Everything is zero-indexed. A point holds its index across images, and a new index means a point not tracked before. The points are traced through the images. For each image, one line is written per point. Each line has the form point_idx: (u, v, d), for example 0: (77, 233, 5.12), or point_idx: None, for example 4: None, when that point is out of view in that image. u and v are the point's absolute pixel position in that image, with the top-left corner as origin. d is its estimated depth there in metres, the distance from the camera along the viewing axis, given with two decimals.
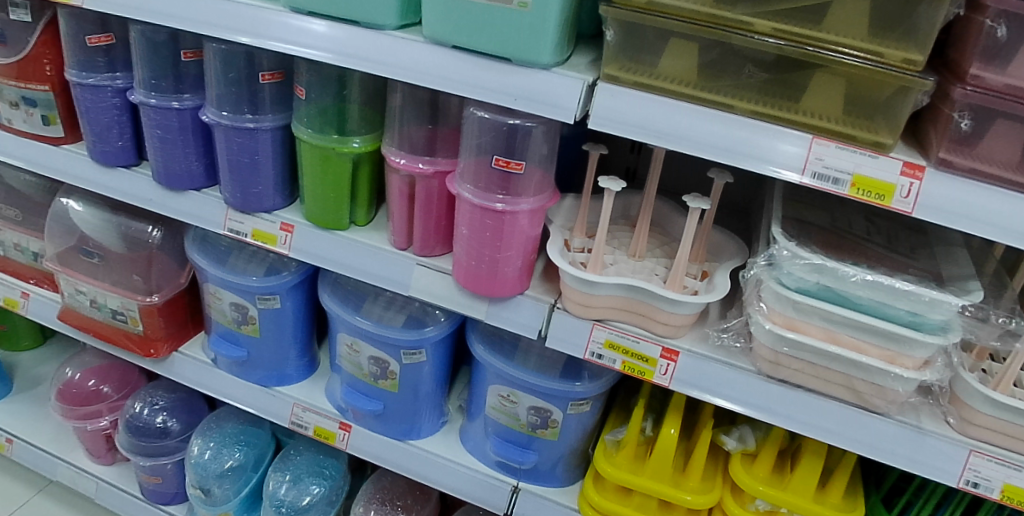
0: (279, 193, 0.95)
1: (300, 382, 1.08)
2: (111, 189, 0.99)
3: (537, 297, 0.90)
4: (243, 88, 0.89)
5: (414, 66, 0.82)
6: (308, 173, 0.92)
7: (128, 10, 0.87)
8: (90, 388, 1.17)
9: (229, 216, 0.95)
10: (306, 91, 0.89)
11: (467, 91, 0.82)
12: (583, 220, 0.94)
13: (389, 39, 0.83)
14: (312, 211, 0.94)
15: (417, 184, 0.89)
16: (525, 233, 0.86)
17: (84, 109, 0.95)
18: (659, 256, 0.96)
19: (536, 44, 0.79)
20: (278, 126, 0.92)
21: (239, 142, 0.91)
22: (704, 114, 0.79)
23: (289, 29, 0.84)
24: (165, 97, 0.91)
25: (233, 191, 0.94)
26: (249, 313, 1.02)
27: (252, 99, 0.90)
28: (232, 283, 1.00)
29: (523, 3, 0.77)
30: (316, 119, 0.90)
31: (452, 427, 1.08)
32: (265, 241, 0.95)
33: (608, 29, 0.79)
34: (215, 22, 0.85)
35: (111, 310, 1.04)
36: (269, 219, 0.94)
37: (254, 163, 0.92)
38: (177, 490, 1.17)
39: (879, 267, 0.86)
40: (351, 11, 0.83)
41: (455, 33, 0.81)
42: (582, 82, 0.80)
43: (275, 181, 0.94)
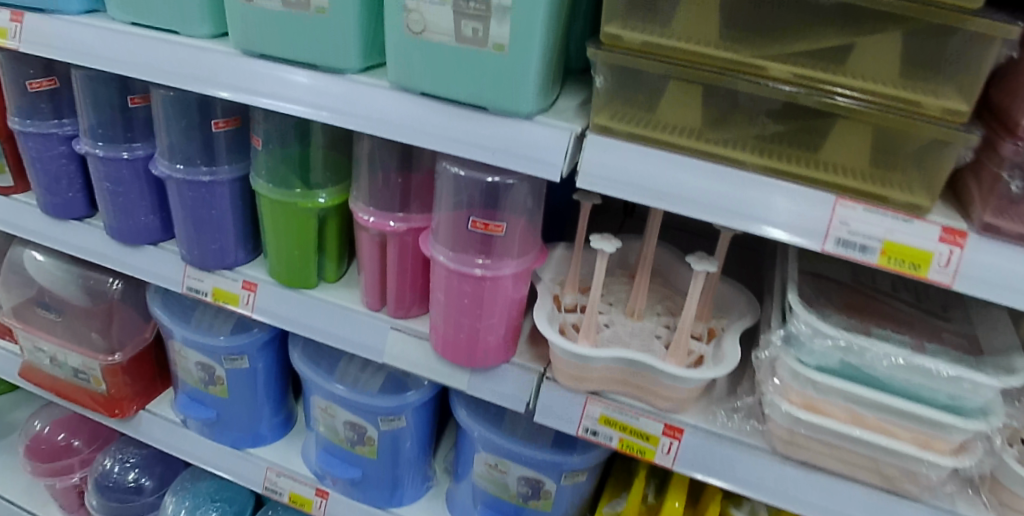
0: (242, 247, 0.87)
1: (275, 443, 1.01)
2: (63, 242, 0.92)
3: (524, 366, 0.82)
4: (197, 137, 0.81)
5: (378, 116, 0.74)
6: (271, 230, 0.84)
7: (69, 54, 0.80)
8: (60, 443, 1.16)
9: (187, 273, 0.87)
10: (263, 141, 0.81)
11: (438, 144, 0.73)
12: (574, 276, 0.85)
13: (350, 85, 0.74)
14: (276, 269, 0.85)
15: (388, 243, 0.81)
16: (508, 299, 0.78)
17: (31, 158, 0.89)
18: (660, 313, 0.87)
19: (513, 91, 0.70)
20: (236, 177, 0.84)
21: (195, 195, 0.83)
22: (709, 170, 0.69)
23: (239, 74, 0.77)
24: (115, 147, 0.84)
25: (190, 247, 0.86)
26: (216, 373, 0.94)
27: (206, 149, 0.82)
28: (198, 342, 0.92)
29: (499, 46, 0.68)
30: (279, 171, 0.82)
31: (439, 491, 1.00)
32: (228, 301, 0.87)
33: (596, 74, 0.69)
34: (163, 67, 0.77)
35: (72, 368, 0.97)
36: (231, 277, 0.86)
37: (213, 218, 0.84)
38: None
39: (908, 334, 0.76)
40: (308, 54, 0.74)
41: (423, 79, 0.72)
42: (568, 133, 0.70)
43: (238, 235, 0.86)
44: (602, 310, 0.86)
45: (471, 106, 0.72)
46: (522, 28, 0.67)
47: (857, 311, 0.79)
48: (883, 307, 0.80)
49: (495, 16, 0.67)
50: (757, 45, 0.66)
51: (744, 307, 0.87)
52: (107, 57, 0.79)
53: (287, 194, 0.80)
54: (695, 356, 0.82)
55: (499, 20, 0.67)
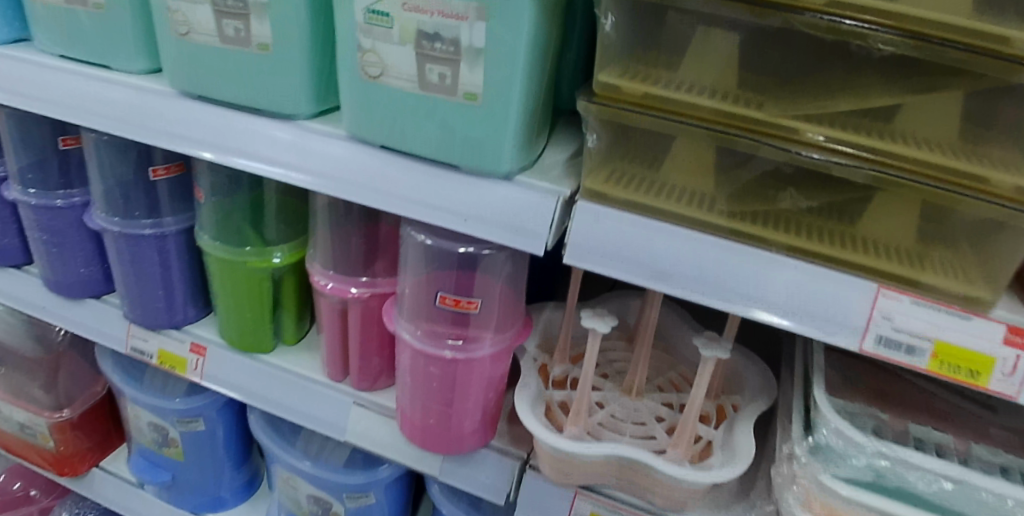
0: (191, 303, 0.78)
1: (237, 507, 0.92)
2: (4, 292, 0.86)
3: (503, 451, 0.72)
4: (135, 187, 0.72)
5: (332, 170, 0.63)
6: (221, 290, 0.74)
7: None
8: (17, 494, 1.17)
9: (131, 333, 0.78)
10: (206, 193, 0.71)
11: (400, 207, 0.62)
12: (564, 345, 0.74)
13: (301, 133, 0.64)
14: (227, 330, 0.76)
15: (350, 312, 0.71)
16: (484, 382, 0.67)
17: None
18: (660, 386, 0.77)
19: (488, 147, 0.59)
20: (182, 228, 0.74)
21: (134, 250, 0.73)
22: (722, 249, 0.57)
23: (175, 118, 0.67)
24: (47, 194, 0.76)
25: (132, 306, 0.76)
26: (169, 434, 0.85)
27: (145, 198, 0.72)
28: (148, 402, 0.83)
29: (471, 95, 0.57)
30: (226, 226, 0.72)
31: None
32: (174, 366, 0.77)
33: (589, 131, 0.58)
34: (93, 108, 0.68)
35: (18, 424, 0.89)
36: (178, 338, 0.77)
37: (156, 275, 0.74)
38: None
39: (949, 431, 0.65)
40: (252, 96, 0.64)
41: (381, 130, 0.61)
42: (554, 199, 0.59)
43: (187, 292, 0.77)
44: (595, 385, 0.76)
45: (439, 163, 0.61)
46: (496, 76, 0.56)
47: (886, 401, 0.68)
48: (917, 396, 0.69)
49: (464, 60, 0.56)
50: (782, 101, 0.54)
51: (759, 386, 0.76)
52: (35, 95, 0.70)
53: (236, 253, 0.70)
54: (702, 444, 0.71)
55: (471, 65, 0.56)
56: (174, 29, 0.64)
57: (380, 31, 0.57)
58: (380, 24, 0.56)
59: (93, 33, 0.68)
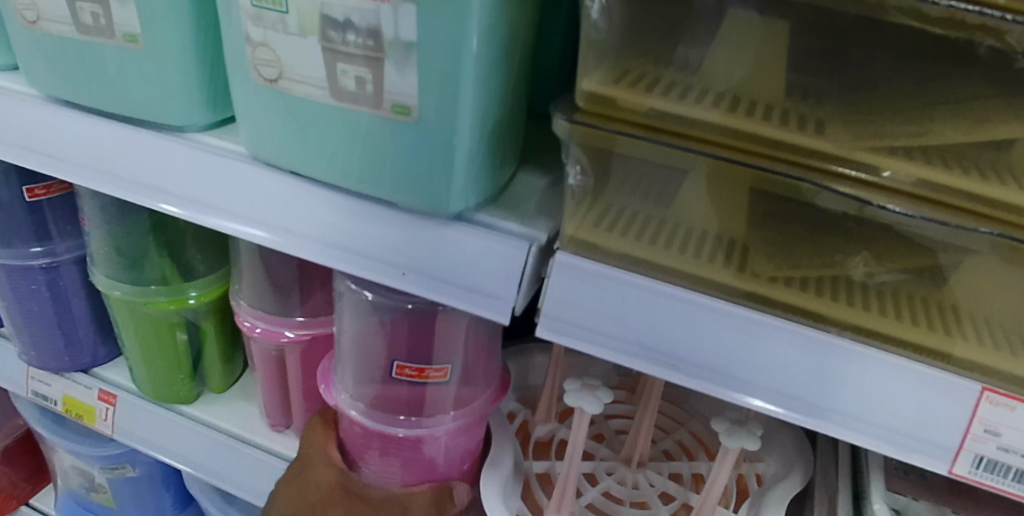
0: (99, 341, 0.67)
1: None
2: None
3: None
4: (18, 211, 0.59)
5: (233, 200, 0.48)
6: (129, 334, 0.62)
7: None
8: None
9: (33, 375, 0.68)
10: (98, 222, 0.57)
11: (323, 254, 0.47)
12: (550, 396, 0.60)
13: (193, 153, 0.48)
14: (140, 376, 0.64)
15: (287, 359, 0.60)
16: (454, 455, 0.57)
17: None
18: (668, 451, 0.62)
19: (430, 182, 0.42)
20: (77, 258, 0.62)
21: (27, 284, 0.61)
22: (754, 328, 0.41)
23: (41, 130, 0.52)
24: None
25: (27, 347, 0.65)
26: (95, 480, 0.74)
27: (32, 223, 0.59)
28: (68, 447, 0.71)
29: (401, 108, 0.40)
30: (126, 262, 0.59)
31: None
32: (81, 414, 0.66)
33: (569, 162, 0.42)
34: None
35: None
36: (84, 384, 0.66)
37: (51, 311, 0.63)
38: None
39: None
40: (126, 104, 0.48)
41: (295, 158, 0.45)
42: (522, 251, 0.43)
43: (91, 329, 0.66)
44: (587, 450, 0.61)
45: (369, 197, 0.45)
46: (436, 84, 0.39)
47: (962, 494, 0.52)
48: None
49: (389, 59, 0.39)
50: (855, 125, 0.37)
51: (792, 452, 0.60)
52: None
53: (145, 296, 0.58)
54: None
55: (400, 68, 0.39)
56: (21, 16, 0.49)
57: (271, 16, 0.41)
58: (270, 6, 0.40)
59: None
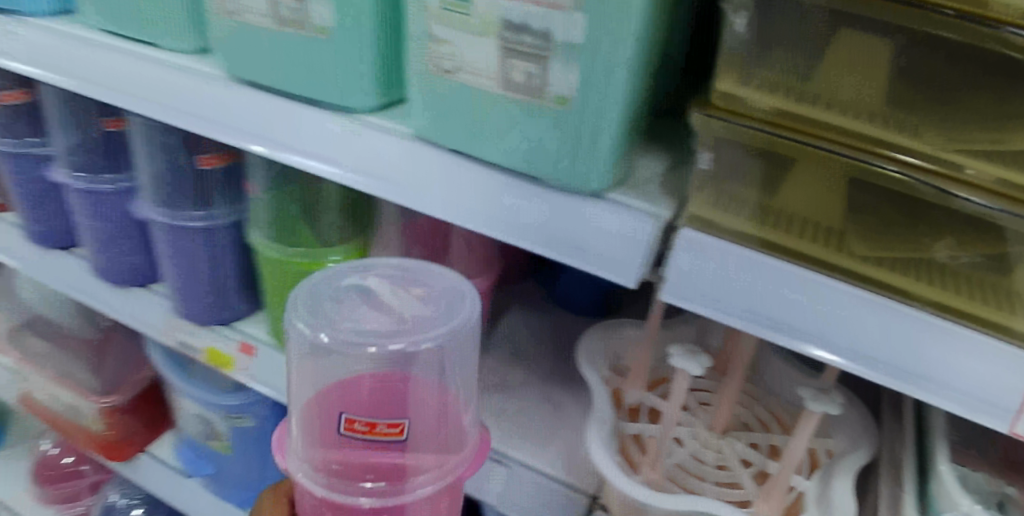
0: (242, 297, 0.75)
1: None
2: (55, 279, 0.91)
3: (568, 484, 0.61)
4: (190, 180, 0.68)
5: (391, 172, 0.55)
6: (274, 290, 0.70)
7: (60, 71, 0.65)
8: (67, 468, 1.28)
9: (180, 326, 0.76)
10: (261, 190, 0.66)
11: (467, 223, 0.54)
12: (644, 366, 0.65)
13: (363, 132, 0.56)
14: (275, 328, 0.72)
15: None
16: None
17: (14, 177, 0.89)
18: (745, 424, 0.68)
19: (575, 163, 0.50)
20: (234, 222, 0.70)
21: (191, 244, 0.70)
22: (849, 300, 0.48)
23: (225, 107, 0.59)
24: (89, 177, 0.78)
25: (181, 298, 0.75)
26: (215, 427, 0.82)
27: (200, 191, 0.68)
28: (193, 394, 0.81)
29: (562, 99, 0.48)
30: (279, 226, 0.67)
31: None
32: (220, 365, 0.74)
33: (700, 149, 0.50)
34: (139, 91, 0.62)
35: (65, 404, 1.01)
36: (227, 336, 0.74)
37: (205, 269, 0.72)
38: None
39: None
40: (310, 87, 0.56)
41: (456, 138, 0.53)
42: (651, 226, 0.50)
43: (236, 284, 0.74)
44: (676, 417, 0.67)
45: (518, 174, 0.53)
46: (596, 79, 0.47)
47: (1017, 473, 0.58)
48: None
49: (557, 58, 0.47)
50: (947, 129, 0.45)
51: (858, 430, 0.66)
52: (81, 73, 0.64)
53: (288, 256, 0.66)
54: (793, 496, 0.62)
55: (565, 64, 0.47)
56: (218, 8, 0.56)
57: (457, 18, 0.49)
58: (456, 9, 0.48)
59: (154, 14, 0.61)
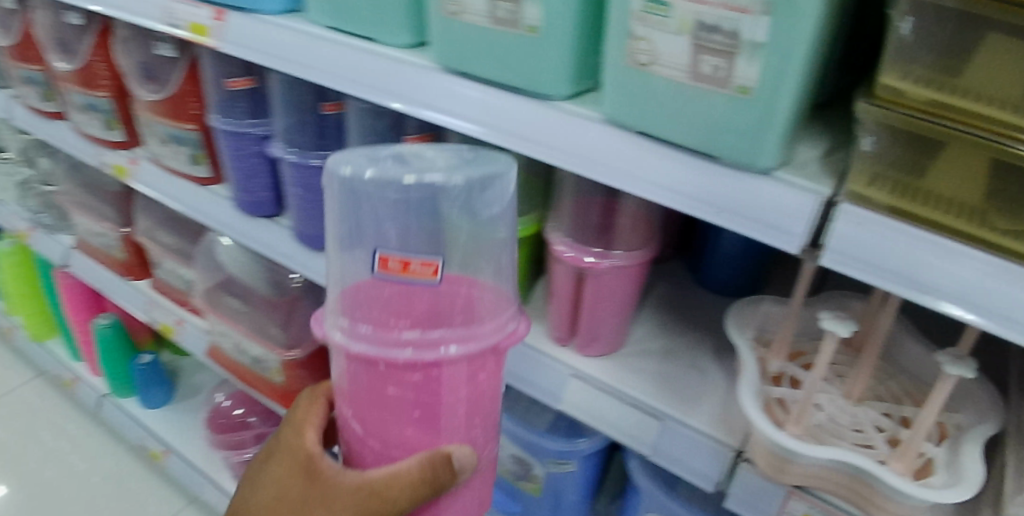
0: None
1: None
2: (249, 238, 0.93)
3: (718, 441, 0.69)
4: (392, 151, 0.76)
5: (576, 150, 0.63)
6: None
7: (269, 58, 0.71)
8: (236, 419, 1.38)
9: None
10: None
11: (649, 193, 0.63)
12: (788, 340, 0.71)
13: (558, 116, 0.63)
14: None
15: (586, 282, 0.70)
16: (459, 392, 0.57)
17: (229, 155, 0.89)
18: (879, 397, 0.74)
19: (749, 143, 0.58)
20: None
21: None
22: (999, 270, 0.53)
23: (433, 91, 0.66)
24: (305, 154, 0.81)
25: None
26: None
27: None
28: None
29: (744, 89, 0.56)
30: None
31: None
32: None
33: (863, 135, 0.57)
34: (350, 77, 0.68)
35: (252, 356, 1.10)
36: None
37: None
38: None
39: None
40: (514, 76, 0.63)
41: (644, 120, 0.61)
42: (815, 198, 0.57)
43: None
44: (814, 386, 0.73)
45: (692, 152, 0.61)
46: (778, 70, 0.54)
47: None
48: None
49: (742, 54, 0.54)
50: None
51: (987, 408, 0.72)
52: (292, 58, 0.70)
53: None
54: (924, 460, 0.67)
55: (749, 58, 0.54)
56: (442, 8, 0.63)
57: (656, 19, 0.56)
58: (659, 12, 0.56)
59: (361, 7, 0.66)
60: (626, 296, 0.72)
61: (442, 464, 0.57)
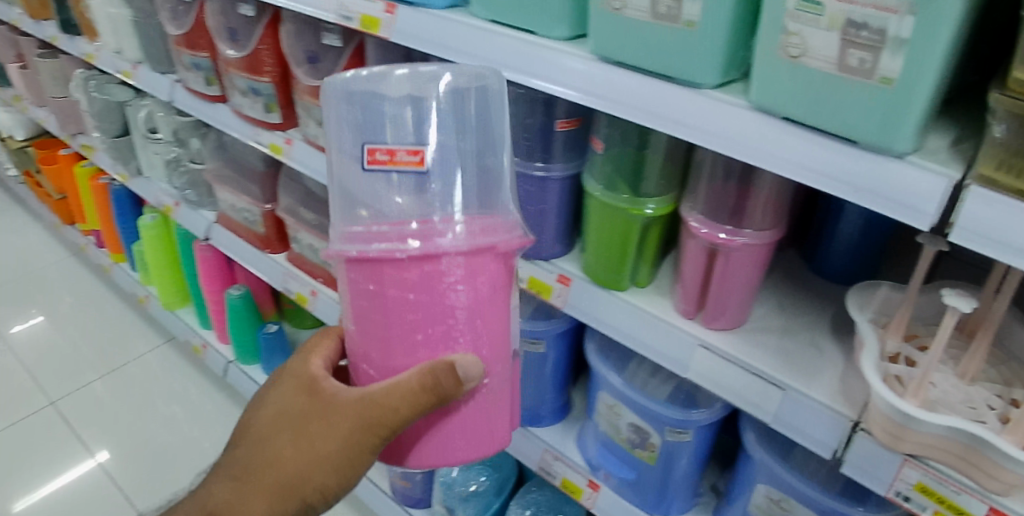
0: (560, 242, 0.84)
1: (553, 426, 1.01)
2: None
3: (838, 410, 0.73)
4: (537, 131, 0.78)
5: (721, 132, 0.69)
6: (594, 230, 0.81)
7: (436, 47, 0.78)
8: None
9: None
10: (605, 144, 0.76)
11: (789, 171, 0.68)
12: (905, 320, 0.75)
13: (706, 101, 0.69)
14: (592, 265, 0.83)
15: (718, 257, 0.77)
16: (463, 295, 0.58)
17: None
18: (993, 380, 0.78)
19: (888, 128, 0.61)
20: (568, 175, 0.80)
21: (528, 189, 0.81)
22: None
23: (589, 77, 0.73)
24: (528, 162, 0.79)
25: None
26: None
27: (544, 144, 0.79)
28: None
29: (886, 79, 0.60)
30: (611, 173, 0.78)
31: (704, 508, 0.97)
32: (540, 291, 0.85)
33: (997, 121, 0.55)
34: (509, 63, 0.75)
35: None
36: (547, 268, 0.85)
37: (536, 212, 0.82)
38: (423, 496, 1.10)
39: None
40: (669, 65, 0.69)
41: (784, 103, 0.66)
42: (948, 182, 0.60)
43: (557, 222, 0.83)
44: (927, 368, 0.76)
45: (831, 136, 0.66)
46: (919, 59, 0.58)
47: None
48: None
49: (888, 48, 0.58)
50: None
51: None
52: (454, 47, 0.77)
53: (616, 201, 0.76)
54: None
55: (894, 52, 0.58)
56: (605, 4, 0.69)
57: (808, 17, 0.62)
58: (812, 11, 0.61)
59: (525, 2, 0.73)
60: (753, 273, 0.78)
61: (444, 371, 0.57)
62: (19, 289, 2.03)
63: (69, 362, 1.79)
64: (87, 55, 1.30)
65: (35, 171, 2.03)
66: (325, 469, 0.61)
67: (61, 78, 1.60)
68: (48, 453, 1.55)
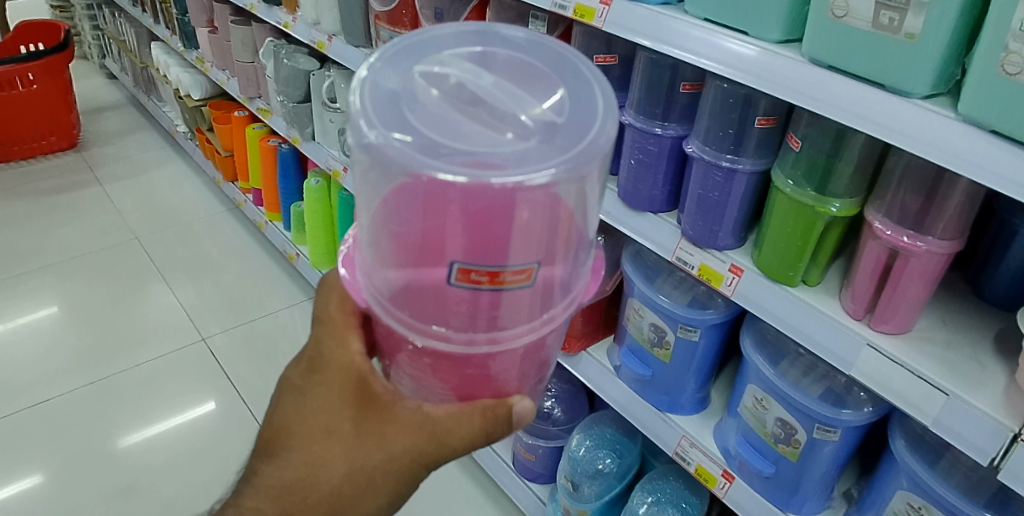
0: (734, 234, 0.92)
1: (691, 416, 1.09)
2: (634, 228, 1.02)
3: (997, 419, 0.70)
4: (736, 125, 0.86)
5: (917, 133, 0.65)
6: (775, 222, 0.86)
7: (642, 38, 0.88)
8: None
9: (681, 246, 0.96)
10: (802, 142, 0.81)
11: (977, 174, 0.61)
12: None
13: (915, 108, 0.66)
14: (766, 259, 0.89)
15: (898, 258, 0.78)
16: (533, 353, 0.60)
17: (630, 149, 0.99)
18: None
19: None
20: (756, 170, 0.87)
21: (716, 179, 0.89)
22: None
23: (801, 80, 0.74)
24: (719, 154, 0.87)
25: (693, 225, 0.93)
26: (665, 337, 1.02)
27: (738, 137, 0.86)
28: (659, 307, 1.00)
29: None
30: (802, 170, 0.82)
31: (836, 512, 0.98)
32: (711, 278, 0.93)
33: None
34: (719, 61, 0.80)
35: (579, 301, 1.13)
36: (720, 258, 0.92)
37: (718, 202, 0.90)
38: (542, 472, 1.37)
39: None
40: (880, 73, 0.68)
41: (986, 110, 0.61)
42: None
43: (736, 216, 0.91)
44: None
45: None
46: None
47: None
48: None
49: None
50: None
51: None
52: (656, 36, 0.87)
53: (802, 199, 0.81)
54: None
55: None
56: (828, 11, 0.71)
57: None
58: None
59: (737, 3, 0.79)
60: (929, 282, 0.78)
61: (504, 422, 0.60)
62: (182, 236, 2.28)
63: (218, 304, 1.99)
64: (283, 23, 1.55)
65: (206, 129, 2.32)
66: (377, 495, 0.61)
67: (254, 47, 1.80)
68: (191, 383, 1.74)
